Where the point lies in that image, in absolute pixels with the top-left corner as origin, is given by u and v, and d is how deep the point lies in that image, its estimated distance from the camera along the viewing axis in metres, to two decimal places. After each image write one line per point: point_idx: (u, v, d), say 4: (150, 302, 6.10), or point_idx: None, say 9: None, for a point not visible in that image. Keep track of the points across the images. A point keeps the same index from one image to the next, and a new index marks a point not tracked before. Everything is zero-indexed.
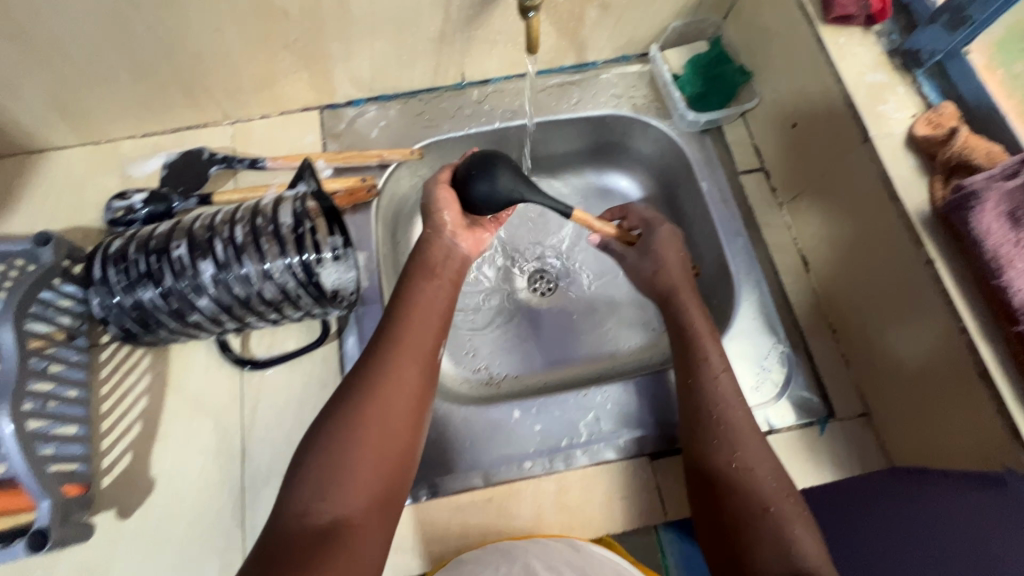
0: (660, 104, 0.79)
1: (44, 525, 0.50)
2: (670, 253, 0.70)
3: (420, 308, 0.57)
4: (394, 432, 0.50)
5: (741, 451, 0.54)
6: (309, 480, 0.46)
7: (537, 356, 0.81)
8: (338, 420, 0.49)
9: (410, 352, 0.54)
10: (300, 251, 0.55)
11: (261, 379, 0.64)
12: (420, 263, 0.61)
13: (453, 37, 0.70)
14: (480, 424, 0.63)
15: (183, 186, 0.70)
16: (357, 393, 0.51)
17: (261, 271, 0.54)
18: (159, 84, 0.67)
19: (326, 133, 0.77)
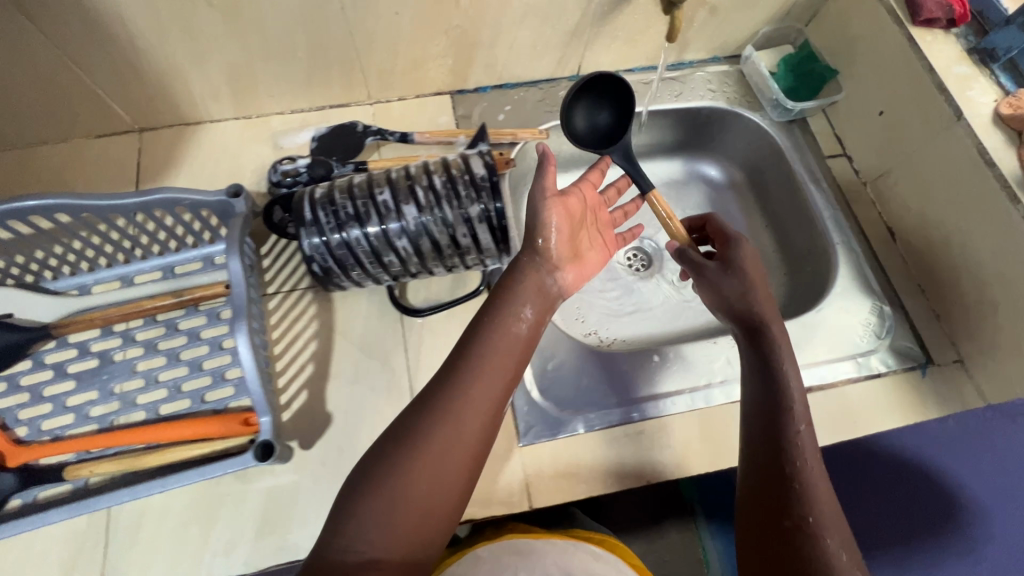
0: (751, 98, 0.89)
1: (268, 438, 0.56)
2: (750, 262, 0.64)
3: (501, 344, 0.55)
4: (446, 475, 0.48)
5: (813, 486, 0.50)
6: (354, 514, 0.46)
7: (638, 323, 0.90)
8: (390, 452, 0.48)
9: (489, 394, 0.52)
10: (494, 199, 0.60)
11: (422, 325, 0.70)
12: (506, 298, 0.58)
13: (584, 30, 0.80)
14: (623, 367, 0.70)
15: (338, 154, 0.77)
16: (419, 432, 0.49)
17: (459, 215, 0.60)
18: (326, 62, 0.75)
19: (458, 114, 0.84)
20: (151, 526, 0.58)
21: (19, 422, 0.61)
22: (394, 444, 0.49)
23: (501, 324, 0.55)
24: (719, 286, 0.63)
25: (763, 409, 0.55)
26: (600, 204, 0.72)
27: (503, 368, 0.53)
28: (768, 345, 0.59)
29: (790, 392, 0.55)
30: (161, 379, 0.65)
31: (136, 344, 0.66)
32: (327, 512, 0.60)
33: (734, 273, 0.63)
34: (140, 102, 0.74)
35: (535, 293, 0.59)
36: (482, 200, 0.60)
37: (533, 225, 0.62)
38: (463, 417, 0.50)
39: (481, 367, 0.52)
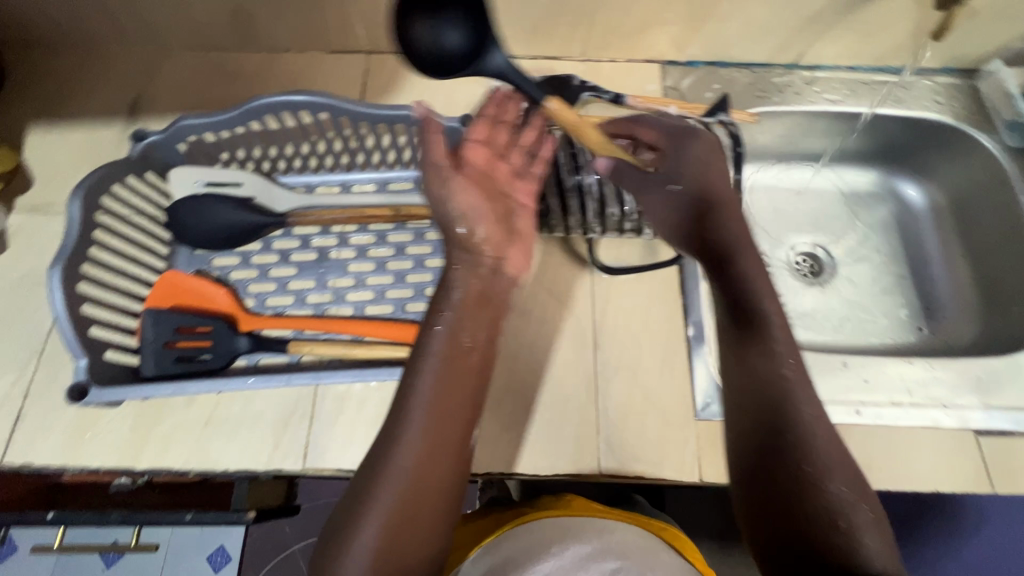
0: (982, 117, 0.82)
1: None
2: (688, 154, 0.62)
3: (447, 364, 0.49)
4: (413, 513, 0.45)
5: (816, 461, 0.46)
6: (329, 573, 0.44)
7: (805, 329, 0.86)
8: (349, 513, 0.46)
9: (435, 418, 0.48)
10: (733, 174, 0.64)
11: (610, 282, 0.71)
12: (434, 314, 0.52)
13: (824, 18, 0.76)
14: (807, 364, 0.68)
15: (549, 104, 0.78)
16: (370, 489, 0.46)
17: None
18: (560, 13, 0.76)
19: (666, 84, 0.84)
20: (349, 414, 0.63)
21: (249, 294, 0.69)
22: (353, 498, 0.47)
23: (437, 356, 0.50)
24: (687, 194, 0.61)
25: (749, 397, 0.50)
26: (495, 157, 0.59)
27: (447, 408, 0.48)
28: (754, 323, 0.52)
29: (772, 368, 0.50)
30: (370, 282, 0.70)
31: (350, 247, 0.72)
32: (509, 434, 0.64)
33: (689, 175, 0.61)
34: (380, 24, 0.78)
35: (470, 279, 0.53)
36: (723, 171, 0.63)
37: (448, 218, 0.54)
38: (408, 470, 0.46)
39: (424, 411, 0.48)
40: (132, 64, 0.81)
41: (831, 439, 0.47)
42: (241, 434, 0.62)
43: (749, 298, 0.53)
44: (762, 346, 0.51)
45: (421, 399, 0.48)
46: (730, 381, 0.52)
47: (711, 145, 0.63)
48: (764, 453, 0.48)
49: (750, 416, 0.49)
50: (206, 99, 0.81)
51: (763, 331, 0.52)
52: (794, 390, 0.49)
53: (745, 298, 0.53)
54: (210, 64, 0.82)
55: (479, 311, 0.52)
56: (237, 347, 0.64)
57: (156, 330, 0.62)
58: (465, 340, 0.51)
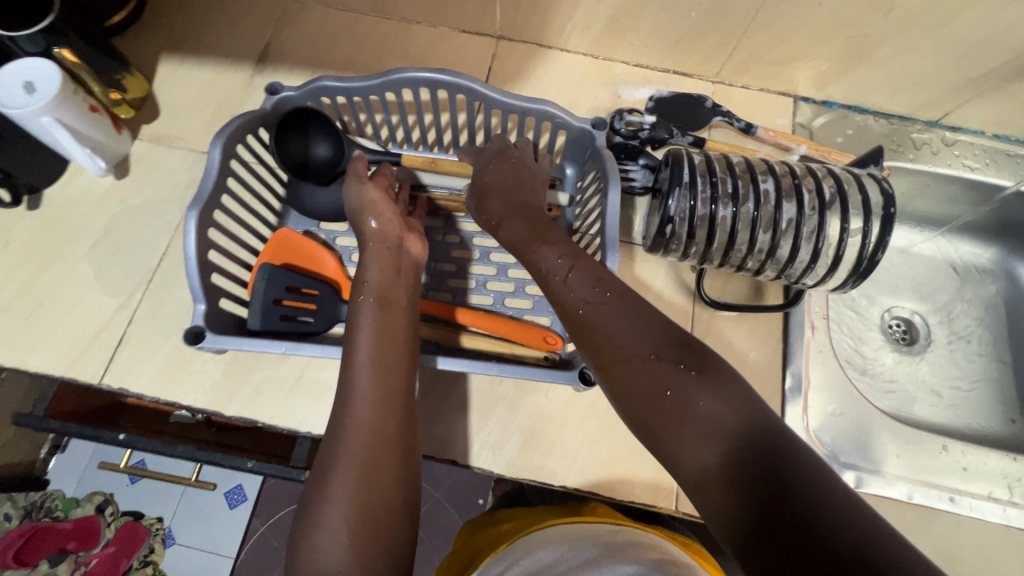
0: None
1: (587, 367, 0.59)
2: (504, 164, 0.64)
3: (372, 318, 0.56)
4: (371, 452, 0.48)
5: (701, 393, 0.41)
6: (308, 536, 0.45)
7: (892, 399, 0.82)
8: (317, 475, 0.48)
9: (373, 365, 0.53)
10: (882, 231, 0.59)
11: (711, 316, 0.69)
12: (358, 289, 0.58)
13: (987, 81, 0.72)
14: (907, 438, 0.65)
15: (677, 123, 0.78)
16: (331, 449, 0.49)
17: (840, 229, 0.59)
18: (709, 30, 0.73)
19: (796, 121, 0.81)
20: (439, 396, 0.65)
21: (352, 263, 0.70)
22: (321, 463, 0.48)
23: (371, 318, 0.56)
24: (497, 193, 0.62)
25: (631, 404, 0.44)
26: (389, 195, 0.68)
27: (390, 357, 0.54)
28: (571, 315, 0.49)
29: (608, 337, 0.46)
30: (473, 272, 0.71)
31: (458, 232, 0.73)
32: (589, 449, 0.64)
33: (522, 182, 0.62)
34: (520, 12, 0.77)
35: (379, 250, 0.61)
36: (870, 225, 0.59)
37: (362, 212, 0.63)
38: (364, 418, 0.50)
39: (366, 364, 0.53)
40: (266, 11, 0.81)
41: (717, 374, 0.42)
42: (326, 402, 0.62)
43: (552, 284, 0.51)
44: (595, 311, 0.47)
45: (361, 354, 0.53)
46: (618, 405, 0.46)
47: (503, 146, 0.66)
48: (674, 447, 0.41)
49: (651, 405, 0.43)
50: (333, 59, 0.80)
51: (563, 311, 0.50)
52: (636, 379, 0.44)
53: (548, 270, 0.52)
54: (341, 23, 0.82)
55: (404, 278, 0.60)
56: (339, 313, 0.66)
57: (267, 286, 0.62)
58: (381, 297, 0.57)
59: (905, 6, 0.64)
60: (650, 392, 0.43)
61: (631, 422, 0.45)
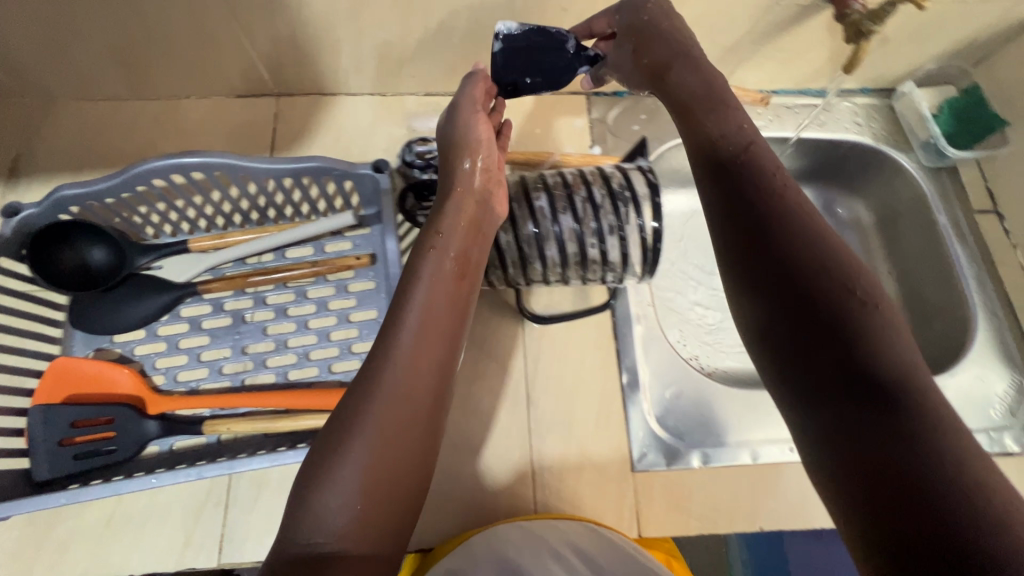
0: (899, 138, 0.84)
1: None
2: (659, 45, 0.54)
3: (432, 271, 0.49)
4: (405, 423, 0.43)
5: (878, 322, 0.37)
6: (299, 508, 0.40)
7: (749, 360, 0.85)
8: (326, 448, 0.42)
9: (430, 323, 0.47)
10: (652, 219, 0.60)
11: (542, 331, 0.68)
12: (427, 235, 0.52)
13: (743, 48, 0.76)
14: (741, 403, 0.68)
15: (532, 76, 0.58)
16: (354, 416, 0.43)
17: (615, 228, 0.60)
18: (477, 49, 0.73)
19: (592, 117, 0.82)
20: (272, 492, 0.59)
21: (157, 370, 0.64)
22: (338, 429, 0.42)
23: (431, 274, 0.49)
24: (648, 62, 0.55)
25: (807, 319, 0.38)
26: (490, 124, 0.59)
27: (444, 326, 0.48)
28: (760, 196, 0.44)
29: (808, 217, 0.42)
30: (291, 344, 0.66)
31: (268, 307, 0.67)
32: (437, 506, 0.60)
33: (678, 73, 0.52)
34: (288, 67, 0.74)
35: (464, 203, 0.52)
36: (640, 217, 0.60)
37: (463, 144, 0.54)
38: (397, 387, 0.44)
39: (417, 325, 0.47)
40: (13, 118, 0.74)
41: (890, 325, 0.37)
42: (148, 531, 0.57)
43: (747, 196, 0.44)
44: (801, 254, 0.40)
45: (414, 314, 0.47)
46: (787, 314, 0.39)
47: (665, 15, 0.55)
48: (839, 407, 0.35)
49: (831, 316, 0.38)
50: (99, 155, 0.74)
51: (781, 226, 0.41)
52: (796, 299, 0.39)
53: (755, 185, 0.44)
54: (106, 115, 0.76)
55: (474, 237, 0.53)
56: (146, 432, 0.59)
57: (46, 429, 0.56)
58: (449, 258, 0.50)
59: None
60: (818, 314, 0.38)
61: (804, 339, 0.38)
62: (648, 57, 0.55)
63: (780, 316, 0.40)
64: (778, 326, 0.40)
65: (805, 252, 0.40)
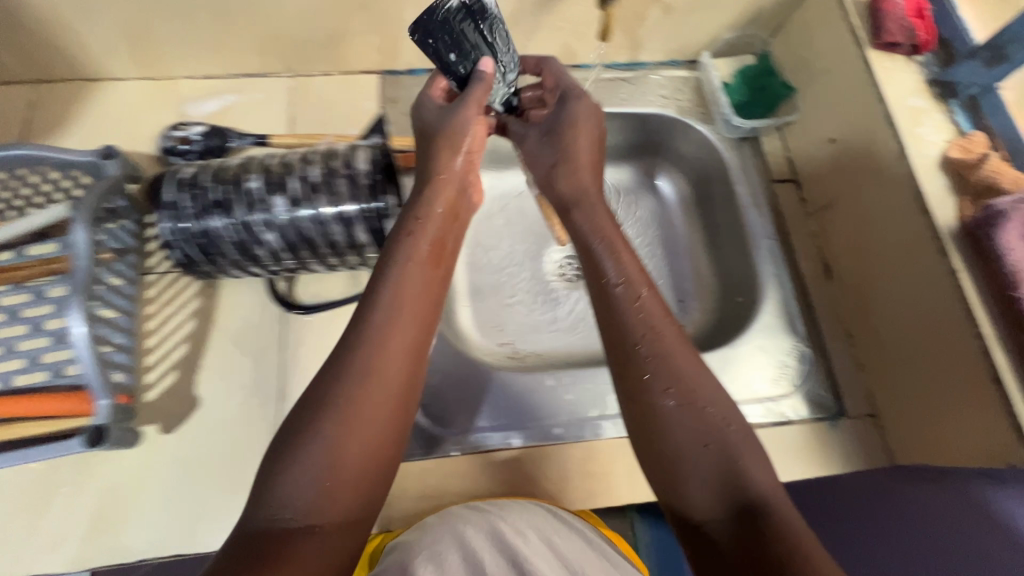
0: (704, 110, 0.83)
1: (101, 423, 0.53)
2: (564, 182, 0.65)
3: (401, 264, 0.51)
4: (381, 394, 0.44)
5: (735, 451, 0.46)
6: (281, 477, 0.40)
7: (556, 345, 0.84)
8: (307, 424, 0.42)
9: (409, 304, 0.49)
10: (373, 199, 0.55)
11: (305, 322, 0.65)
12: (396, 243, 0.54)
13: (522, 18, 0.73)
14: (517, 387, 0.69)
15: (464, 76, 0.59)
16: (326, 395, 0.44)
17: (332, 211, 0.55)
18: (235, 25, 0.69)
19: (384, 97, 0.79)
20: None
21: None
22: (313, 405, 0.43)
23: (408, 257, 0.51)
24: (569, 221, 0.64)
25: (675, 454, 0.47)
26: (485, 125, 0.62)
27: (417, 314, 0.49)
28: (629, 345, 0.52)
29: (661, 358, 0.51)
30: (20, 347, 0.61)
31: None
32: (166, 511, 0.57)
33: (578, 217, 0.63)
34: (31, 49, 0.68)
35: (444, 187, 0.56)
36: (358, 199, 0.55)
37: (441, 130, 0.57)
38: (385, 357, 0.46)
39: (404, 312, 0.48)
40: None
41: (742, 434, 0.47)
42: None
43: (630, 337, 0.52)
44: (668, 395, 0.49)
45: (386, 294, 0.48)
46: (666, 442, 0.48)
47: (591, 110, 0.67)
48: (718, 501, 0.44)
49: (686, 451, 0.47)
50: None
51: (665, 373, 0.50)
52: (681, 434, 0.47)
53: (644, 333, 0.52)
54: None
55: (456, 225, 0.57)
56: None
57: None
58: (425, 242, 0.53)
59: None
60: (692, 441, 0.47)
61: (675, 459, 0.47)
62: (563, 142, 0.66)
63: (669, 445, 0.48)
64: (655, 455, 0.48)
65: (676, 387, 0.49)
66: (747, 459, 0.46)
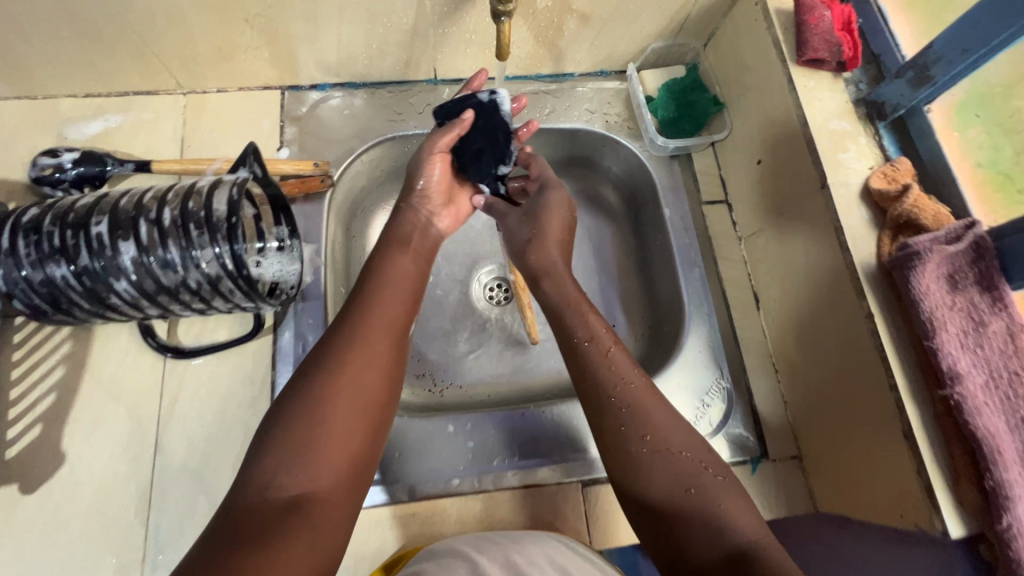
0: (632, 125, 0.77)
1: None
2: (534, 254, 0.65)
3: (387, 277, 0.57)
4: (368, 386, 0.49)
5: (713, 483, 0.48)
6: (273, 459, 0.44)
7: (476, 380, 0.77)
8: (299, 409, 0.47)
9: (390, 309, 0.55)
10: (232, 242, 0.51)
11: (185, 367, 0.61)
12: (385, 259, 0.60)
13: (427, 31, 0.67)
14: (413, 432, 0.62)
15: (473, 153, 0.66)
16: (315, 386, 0.48)
17: (188, 257, 0.51)
18: (106, 41, 0.62)
19: (285, 116, 0.73)
20: None
21: None
22: (302, 395, 0.48)
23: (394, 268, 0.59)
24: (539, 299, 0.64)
25: (650, 491, 0.49)
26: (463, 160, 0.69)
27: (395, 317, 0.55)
28: (606, 403, 0.52)
29: (634, 409, 0.51)
30: None
31: None
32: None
33: (548, 287, 0.62)
34: None
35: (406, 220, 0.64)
36: (216, 242, 0.51)
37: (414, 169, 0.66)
38: (374, 355, 0.51)
39: (389, 317, 0.54)
40: None
41: (723, 473, 0.49)
42: None
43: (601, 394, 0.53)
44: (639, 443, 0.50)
45: (376, 299, 0.55)
46: (644, 483, 0.49)
47: (565, 202, 0.68)
48: (707, 537, 0.45)
49: (667, 491, 0.48)
50: None
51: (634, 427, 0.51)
52: (660, 477, 0.49)
53: (611, 388, 0.53)
54: None
55: (427, 265, 0.63)
56: None
57: None
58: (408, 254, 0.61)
59: None
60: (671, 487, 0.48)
61: (650, 493, 0.49)
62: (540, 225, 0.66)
63: (644, 481, 0.49)
64: (637, 498, 0.50)
65: (651, 434, 0.50)
66: (719, 491, 0.47)
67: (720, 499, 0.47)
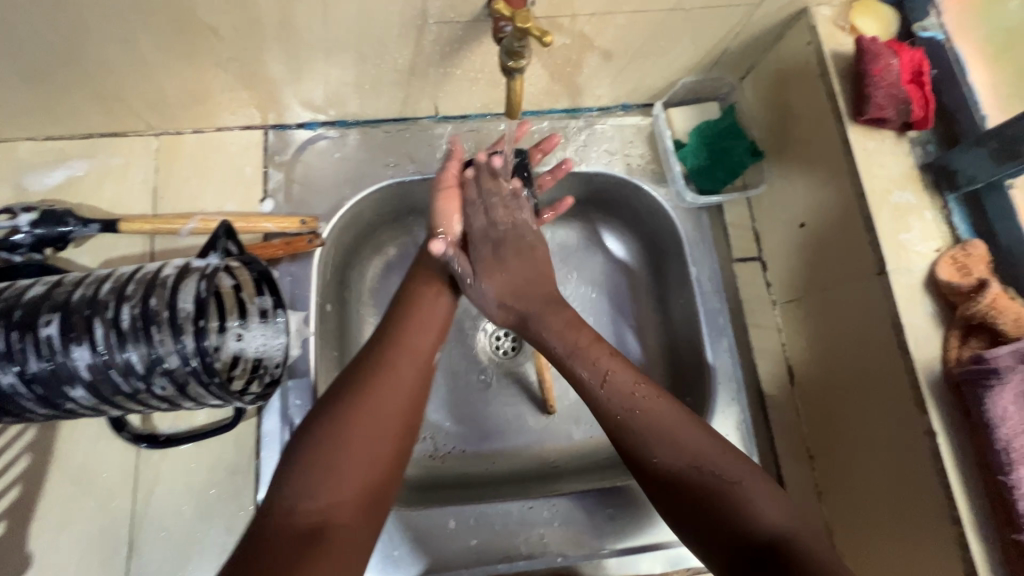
0: (657, 168, 0.68)
1: None
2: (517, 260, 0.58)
3: (417, 316, 0.55)
4: (392, 412, 0.47)
5: (736, 480, 0.45)
6: (293, 477, 0.42)
7: (482, 444, 0.69)
8: (323, 433, 0.44)
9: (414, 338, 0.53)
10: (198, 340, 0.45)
11: (162, 457, 0.55)
12: (409, 299, 0.56)
13: (427, 71, 0.59)
14: (410, 526, 0.57)
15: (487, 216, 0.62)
16: (337, 404, 0.46)
17: (150, 359, 0.45)
18: (59, 90, 0.54)
19: (269, 161, 0.66)
20: None
21: None
22: (326, 418, 0.45)
23: (412, 304, 0.56)
24: (515, 306, 0.57)
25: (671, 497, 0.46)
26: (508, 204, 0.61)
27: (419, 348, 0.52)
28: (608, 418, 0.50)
29: (634, 411, 0.49)
30: None
31: None
32: None
33: None
34: None
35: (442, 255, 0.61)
36: (180, 342, 0.45)
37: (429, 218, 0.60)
38: (401, 384, 0.48)
39: (416, 347, 0.52)
40: None
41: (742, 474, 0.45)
42: None
43: (611, 416, 0.50)
44: (659, 451, 0.47)
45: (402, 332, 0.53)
46: (662, 491, 0.47)
47: None
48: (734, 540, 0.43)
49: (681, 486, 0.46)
50: None
51: (654, 439, 0.47)
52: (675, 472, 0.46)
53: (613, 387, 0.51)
54: None
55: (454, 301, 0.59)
56: None
57: None
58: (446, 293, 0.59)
59: (223, 24, 0.48)
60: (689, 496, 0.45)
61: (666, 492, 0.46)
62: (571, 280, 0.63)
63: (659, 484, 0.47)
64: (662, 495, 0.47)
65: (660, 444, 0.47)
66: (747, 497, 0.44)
67: (743, 497, 0.44)
